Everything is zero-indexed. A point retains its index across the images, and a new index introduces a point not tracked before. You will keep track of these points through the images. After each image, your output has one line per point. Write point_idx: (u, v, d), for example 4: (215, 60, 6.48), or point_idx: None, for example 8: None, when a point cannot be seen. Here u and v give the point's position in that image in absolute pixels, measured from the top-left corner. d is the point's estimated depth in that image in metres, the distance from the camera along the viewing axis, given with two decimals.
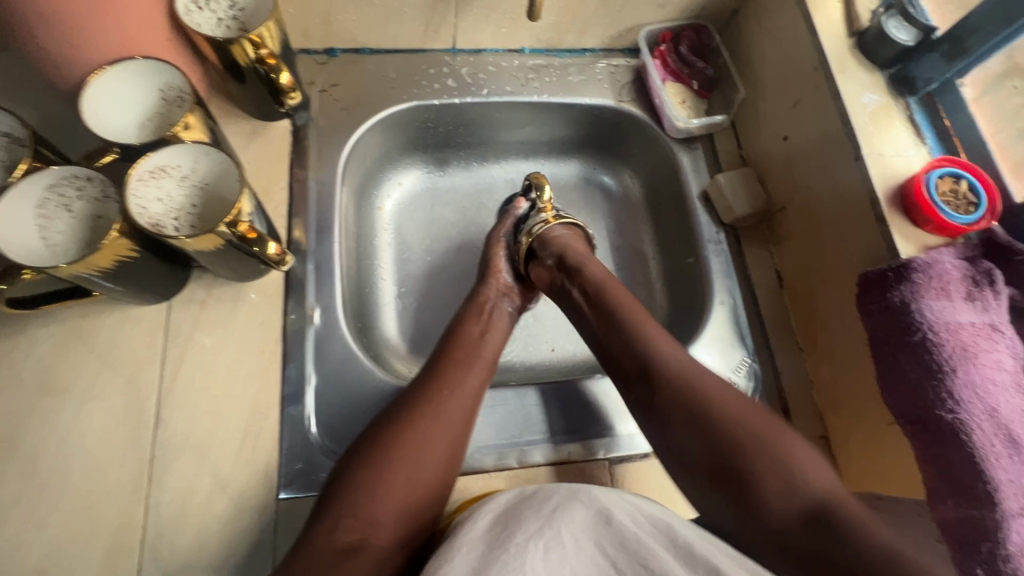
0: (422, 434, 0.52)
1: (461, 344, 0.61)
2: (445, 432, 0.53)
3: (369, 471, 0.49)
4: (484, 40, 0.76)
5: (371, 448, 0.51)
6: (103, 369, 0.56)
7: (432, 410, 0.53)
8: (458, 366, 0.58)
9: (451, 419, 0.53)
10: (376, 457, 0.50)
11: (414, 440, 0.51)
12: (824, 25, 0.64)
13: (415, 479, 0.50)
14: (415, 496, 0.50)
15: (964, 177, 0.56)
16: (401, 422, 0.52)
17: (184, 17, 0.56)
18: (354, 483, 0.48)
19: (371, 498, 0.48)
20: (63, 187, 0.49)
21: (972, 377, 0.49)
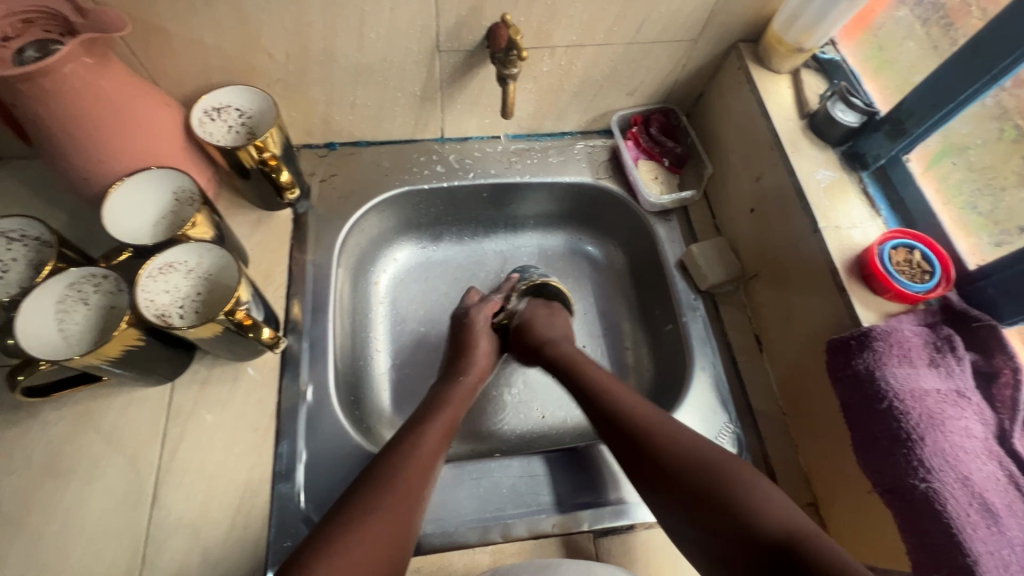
0: (394, 486, 0.53)
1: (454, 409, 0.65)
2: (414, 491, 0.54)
3: (339, 525, 0.49)
4: (469, 130, 0.83)
5: (356, 505, 0.51)
6: (107, 450, 0.60)
7: (408, 465, 0.56)
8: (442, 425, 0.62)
9: (426, 475, 0.56)
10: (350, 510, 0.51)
11: (386, 493, 0.52)
12: (776, 109, 0.70)
13: (377, 537, 0.50)
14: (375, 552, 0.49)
15: (917, 247, 0.59)
16: (380, 477, 0.54)
17: (197, 129, 0.64)
18: (322, 535, 0.49)
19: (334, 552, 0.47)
20: (82, 283, 0.55)
21: (941, 445, 0.50)
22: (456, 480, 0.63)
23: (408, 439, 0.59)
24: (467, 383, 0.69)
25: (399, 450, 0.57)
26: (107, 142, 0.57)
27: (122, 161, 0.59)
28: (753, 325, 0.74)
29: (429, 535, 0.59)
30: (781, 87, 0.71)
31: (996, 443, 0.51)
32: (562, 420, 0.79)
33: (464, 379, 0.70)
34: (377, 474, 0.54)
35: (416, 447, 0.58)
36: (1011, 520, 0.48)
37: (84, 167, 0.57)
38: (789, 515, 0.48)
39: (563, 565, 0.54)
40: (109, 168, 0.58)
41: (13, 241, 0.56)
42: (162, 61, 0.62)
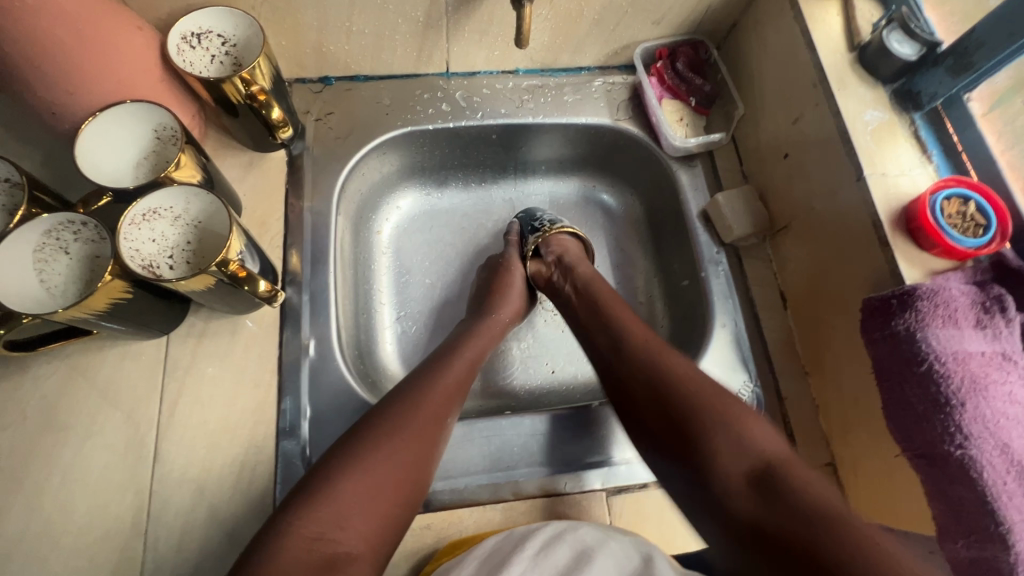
0: (413, 414, 0.52)
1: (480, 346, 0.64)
2: (437, 420, 0.53)
3: (357, 450, 0.48)
4: (478, 63, 0.76)
5: (362, 438, 0.49)
6: (105, 404, 0.57)
7: (432, 399, 0.54)
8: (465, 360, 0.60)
9: (448, 402, 0.55)
10: (371, 437, 0.49)
11: (415, 423, 0.51)
12: (822, 40, 0.62)
13: (403, 462, 0.49)
14: (398, 479, 0.48)
15: (972, 198, 0.53)
16: (406, 405, 0.52)
17: (176, 57, 0.58)
18: (340, 458, 0.47)
19: (353, 474, 0.46)
20: (61, 232, 0.51)
21: (982, 410, 0.47)
22: (465, 438, 0.61)
23: (429, 372, 0.57)
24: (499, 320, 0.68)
25: (422, 383, 0.55)
26: (75, 70, 0.51)
27: (93, 93, 0.53)
28: (778, 280, 0.70)
29: (438, 492, 0.58)
30: (829, 15, 0.63)
31: None
32: (574, 376, 0.77)
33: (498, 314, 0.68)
34: (395, 404, 0.52)
35: (437, 379, 0.56)
36: None
37: (51, 99, 0.52)
38: (768, 444, 0.47)
39: (583, 527, 0.52)
40: (80, 100, 0.53)
41: None
42: None
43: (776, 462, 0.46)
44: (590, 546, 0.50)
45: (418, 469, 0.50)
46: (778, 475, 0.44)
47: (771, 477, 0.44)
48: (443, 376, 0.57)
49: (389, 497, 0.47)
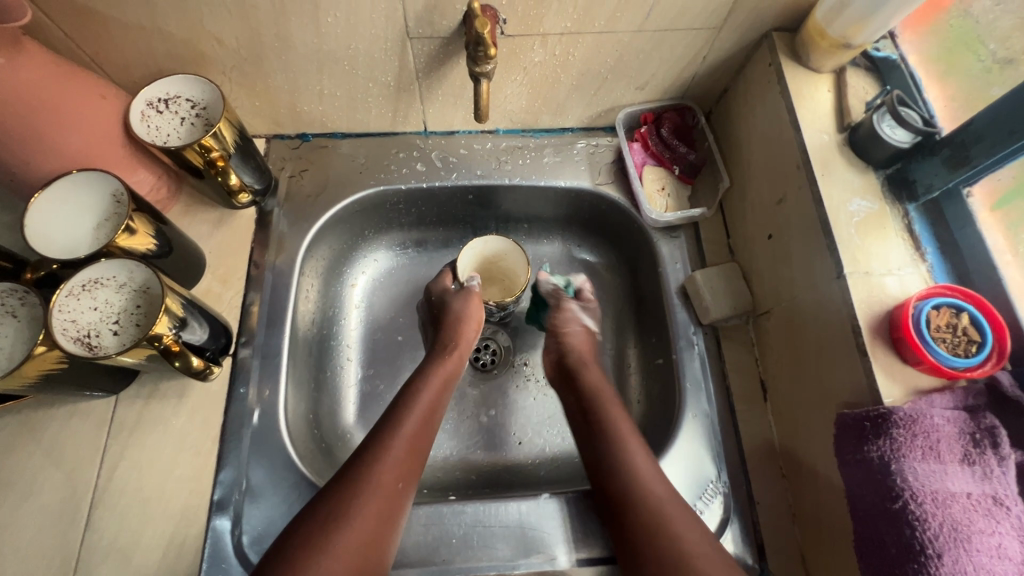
0: (365, 490, 0.51)
1: (431, 393, 0.62)
2: (397, 493, 0.53)
3: (315, 537, 0.47)
4: (455, 123, 0.74)
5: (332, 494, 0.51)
6: (45, 463, 0.57)
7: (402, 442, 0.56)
8: (417, 419, 0.59)
9: (405, 468, 0.55)
10: (330, 519, 0.48)
11: (379, 487, 0.52)
12: (808, 119, 0.58)
13: (364, 540, 0.49)
14: (361, 557, 0.48)
15: (965, 309, 0.47)
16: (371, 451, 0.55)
17: (139, 123, 0.58)
18: (300, 546, 0.47)
19: (315, 568, 0.45)
20: (6, 297, 0.51)
21: (964, 566, 0.40)
22: (403, 524, 0.58)
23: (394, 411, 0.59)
24: (448, 369, 0.65)
25: (376, 444, 0.55)
26: (34, 138, 0.52)
27: (52, 160, 0.54)
28: (760, 368, 0.65)
29: None
30: (818, 91, 0.59)
31: None
32: (540, 451, 0.73)
33: (448, 364, 0.66)
34: (350, 477, 0.52)
35: (395, 433, 0.56)
36: None
37: (11, 165, 0.53)
38: None
39: None
40: (38, 166, 0.54)
41: None
42: (101, 44, 0.56)
43: None
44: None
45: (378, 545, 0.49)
46: None
47: None
48: (396, 441, 0.56)
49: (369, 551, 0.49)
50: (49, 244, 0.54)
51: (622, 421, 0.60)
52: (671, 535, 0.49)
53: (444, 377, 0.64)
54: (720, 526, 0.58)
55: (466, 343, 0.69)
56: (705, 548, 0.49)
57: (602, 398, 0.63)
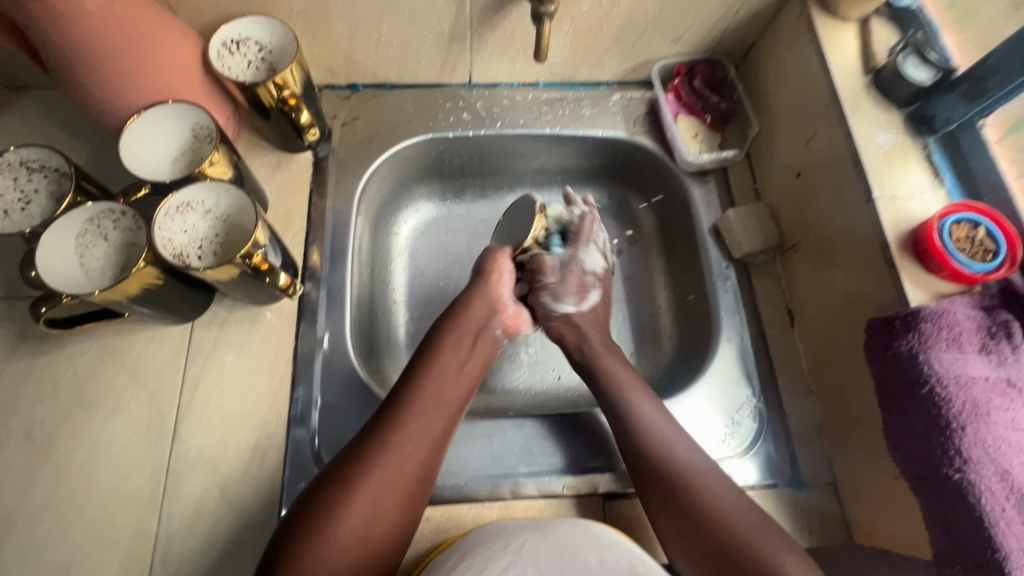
0: (393, 435, 0.53)
1: (457, 343, 0.64)
2: (427, 435, 0.55)
3: (343, 480, 0.50)
4: (499, 75, 0.78)
5: (356, 449, 0.53)
6: (130, 383, 0.61)
7: (428, 398, 0.57)
8: (441, 369, 0.60)
9: (433, 415, 0.57)
10: (359, 462, 0.52)
11: (404, 442, 0.53)
12: (837, 63, 0.63)
13: (394, 481, 0.52)
14: (393, 495, 0.51)
15: (981, 223, 0.54)
16: (400, 406, 0.56)
17: (215, 62, 0.61)
18: (333, 485, 0.50)
19: (346, 507, 0.49)
20: (102, 219, 0.55)
21: (983, 435, 0.47)
22: (468, 435, 0.63)
23: (421, 367, 0.60)
24: (474, 317, 0.66)
25: (405, 398, 0.57)
26: (126, 69, 0.55)
27: (139, 93, 0.57)
28: (787, 298, 0.71)
29: (439, 487, 0.60)
30: (845, 38, 0.64)
31: None
32: (579, 383, 0.78)
33: (472, 312, 0.66)
34: (379, 425, 0.54)
35: (421, 392, 0.58)
36: None
37: (101, 97, 0.56)
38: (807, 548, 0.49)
39: (595, 528, 0.54)
40: (126, 98, 0.57)
41: (34, 172, 0.55)
42: None
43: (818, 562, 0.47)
44: (574, 543, 0.52)
45: (412, 485, 0.52)
46: None
47: None
48: (422, 400, 0.57)
49: (397, 499, 0.51)
50: (144, 159, 0.58)
51: (648, 407, 0.60)
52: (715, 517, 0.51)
53: (469, 327, 0.65)
54: (755, 435, 0.64)
55: (490, 286, 0.68)
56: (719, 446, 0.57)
57: (620, 375, 0.63)
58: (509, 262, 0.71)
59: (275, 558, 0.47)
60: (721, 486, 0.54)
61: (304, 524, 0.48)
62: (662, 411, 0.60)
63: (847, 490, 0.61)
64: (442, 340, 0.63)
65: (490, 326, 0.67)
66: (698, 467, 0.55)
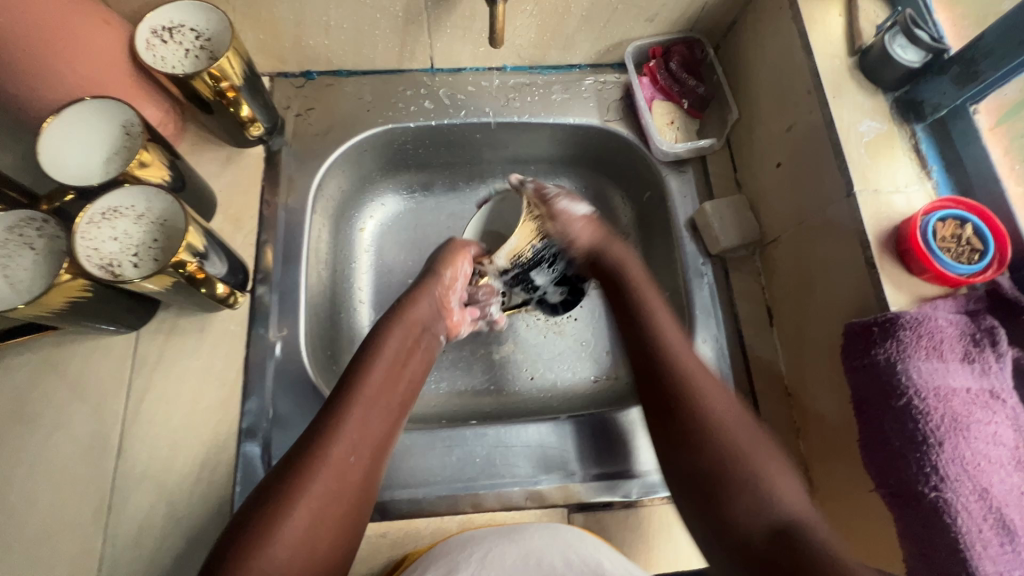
0: (338, 440, 0.50)
1: (402, 341, 0.59)
2: (370, 438, 0.52)
3: (285, 491, 0.46)
4: (463, 59, 0.73)
5: (297, 452, 0.49)
6: (71, 398, 0.58)
7: (371, 395, 0.54)
8: (385, 367, 0.57)
9: (376, 413, 0.54)
10: (301, 471, 0.47)
11: (347, 442, 0.50)
12: (820, 43, 0.58)
13: (339, 489, 0.48)
14: (336, 505, 0.48)
15: (970, 220, 0.50)
16: (341, 402, 0.53)
17: (145, 53, 0.57)
18: (273, 498, 0.46)
19: (287, 519, 0.45)
20: (25, 227, 0.51)
21: (961, 451, 0.44)
22: (428, 446, 0.60)
23: (362, 360, 0.56)
24: (418, 315, 0.62)
25: (347, 392, 0.53)
26: (40, 63, 0.51)
27: (60, 88, 0.53)
28: (766, 295, 0.67)
29: (396, 500, 0.57)
30: (830, 16, 0.59)
31: None
32: (552, 383, 0.73)
33: (416, 310, 0.62)
34: (320, 428, 0.50)
35: (364, 392, 0.54)
36: None
37: (16, 94, 0.52)
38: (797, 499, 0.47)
39: (566, 529, 0.52)
40: (45, 94, 0.53)
41: None
42: None
43: (793, 520, 0.46)
44: (541, 550, 0.49)
45: (356, 490, 0.49)
46: (798, 531, 0.45)
47: (788, 531, 0.45)
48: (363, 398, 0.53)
49: (340, 506, 0.48)
50: (73, 166, 0.54)
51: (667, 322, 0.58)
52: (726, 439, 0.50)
53: (413, 324, 0.61)
54: None
55: (441, 287, 0.65)
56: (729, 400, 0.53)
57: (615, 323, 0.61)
58: (465, 265, 0.67)
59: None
60: (718, 393, 0.53)
61: (240, 545, 0.43)
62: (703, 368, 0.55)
63: (822, 498, 0.58)
64: (384, 336, 0.59)
65: (433, 329, 0.64)
66: (720, 401, 0.52)
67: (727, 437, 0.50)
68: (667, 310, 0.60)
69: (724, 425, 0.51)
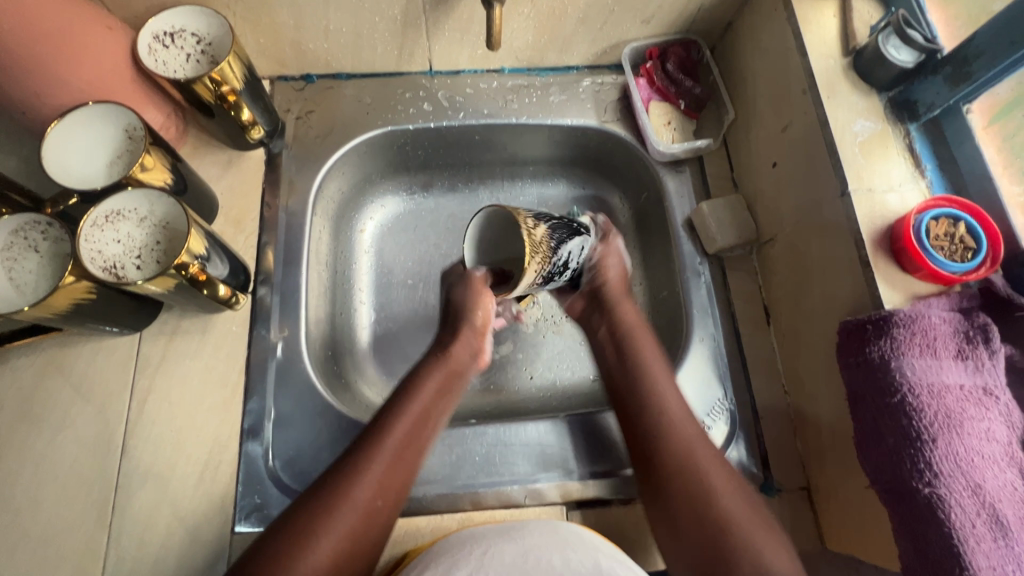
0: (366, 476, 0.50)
1: (438, 379, 0.59)
2: (397, 482, 0.51)
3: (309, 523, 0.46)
4: (461, 62, 0.74)
5: (327, 489, 0.49)
6: (76, 398, 0.59)
7: (404, 437, 0.53)
8: (422, 408, 0.56)
9: (407, 453, 0.53)
10: (329, 505, 0.48)
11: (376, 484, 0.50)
12: (814, 43, 0.59)
13: (359, 533, 0.48)
14: (355, 549, 0.47)
15: (963, 218, 0.50)
16: (375, 443, 0.52)
17: (147, 58, 0.58)
18: (298, 525, 0.46)
19: (306, 555, 0.45)
20: (28, 230, 0.52)
21: (955, 448, 0.44)
22: None
23: (399, 401, 0.56)
24: (458, 355, 0.62)
25: (382, 434, 0.53)
26: (44, 68, 0.52)
27: (63, 93, 0.54)
28: (763, 294, 0.67)
29: None
30: (824, 17, 0.60)
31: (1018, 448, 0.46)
32: (552, 383, 0.74)
33: (456, 348, 0.62)
34: (351, 469, 0.50)
35: (397, 432, 0.53)
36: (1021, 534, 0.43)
37: (21, 99, 0.53)
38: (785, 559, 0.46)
39: (566, 527, 0.52)
40: (49, 98, 0.53)
41: None
42: None
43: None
44: (539, 546, 0.50)
45: (374, 530, 0.49)
46: None
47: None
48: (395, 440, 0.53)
49: (358, 550, 0.48)
50: (71, 170, 0.55)
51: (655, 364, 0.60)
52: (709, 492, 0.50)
53: (452, 369, 0.61)
54: (727, 438, 0.62)
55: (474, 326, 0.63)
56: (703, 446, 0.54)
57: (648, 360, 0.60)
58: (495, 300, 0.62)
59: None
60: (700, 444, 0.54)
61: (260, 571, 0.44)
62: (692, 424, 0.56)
63: (819, 495, 0.59)
64: (423, 376, 0.59)
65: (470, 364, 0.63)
66: (703, 453, 0.53)
67: (711, 496, 0.50)
68: (659, 358, 0.61)
69: (706, 478, 0.51)
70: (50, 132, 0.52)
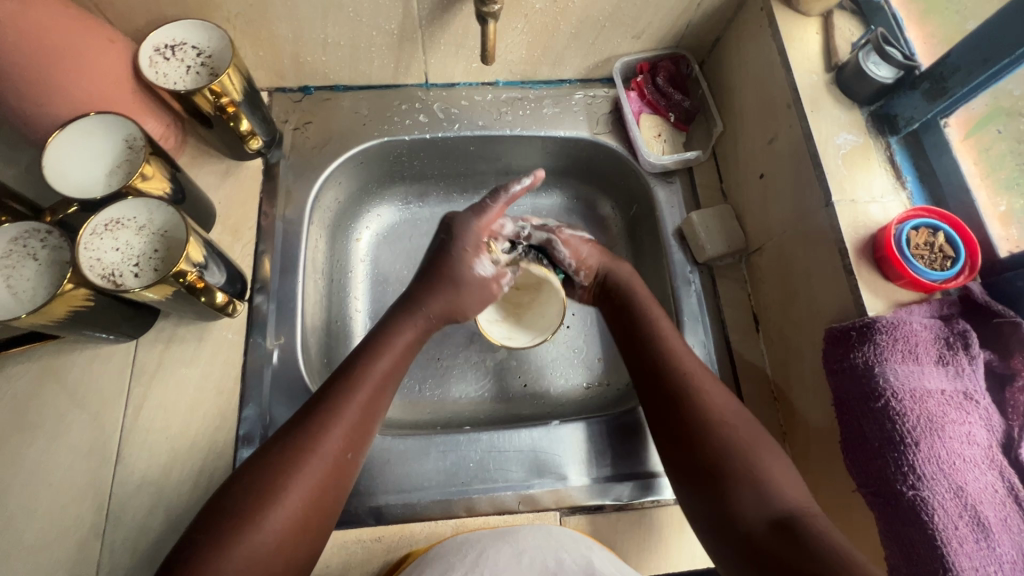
0: (337, 426, 0.51)
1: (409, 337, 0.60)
2: (362, 434, 0.53)
3: (273, 477, 0.47)
4: (456, 74, 0.76)
5: (295, 434, 0.50)
6: (72, 406, 0.59)
7: (369, 386, 0.55)
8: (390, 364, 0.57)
9: (379, 399, 0.55)
10: (296, 453, 0.49)
11: (343, 430, 0.51)
12: (798, 60, 0.61)
13: (325, 479, 0.49)
14: (321, 497, 0.49)
15: (942, 228, 0.52)
16: (343, 391, 0.53)
17: (148, 70, 0.59)
18: (264, 475, 0.47)
19: (275, 504, 0.46)
20: (27, 239, 0.52)
21: (937, 451, 0.45)
22: (422, 451, 0.61)
23: (366, 356, 0.57)
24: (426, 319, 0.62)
25: (347, 380, 0.54)
26: (47, 80, 0.53)
27: (66, 104, 0.54)
28: (752, 302, 0.69)
29: (391, 505, 0.59)
30: (807, 34, 0.62)
31: (999, 451, 0.47)
32: (546, 390, 0.74)
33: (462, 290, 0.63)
34: (318, 415, 0.51)
35: (364, 383, 0.55)
36: (1002, 535, 0.44)
37: (23, 110, 0.54)
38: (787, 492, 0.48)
39: (557, 531, 0.54)
40: (51, 109, 0.54)
41: None
42: None
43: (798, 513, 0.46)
44: (530, 548, 0.51)
45: (344, 476, 0.51)
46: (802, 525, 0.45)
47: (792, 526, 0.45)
48: (364, 389, 0.54)
49: (326, 495, 0.49)
50: (74, 179, 0.55)
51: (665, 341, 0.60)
52: (749, 455, 0.50)
53: (423, 328, 0.62)
54: None
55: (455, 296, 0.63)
56: (709, 378, 0.57)
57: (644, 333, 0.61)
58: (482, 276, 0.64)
59: (199, 545, 0.43)
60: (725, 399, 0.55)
61: (233, 517, 0.45)
62: (699, 359, 0.59)
63: (808, 500, 0.60)
64: (395, 333, 0.60)
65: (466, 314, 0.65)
66: (716, 393, 0.55)
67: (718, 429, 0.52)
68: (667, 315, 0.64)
69: (711, 409, 0.53)
70: (54, 141, 0.54)
